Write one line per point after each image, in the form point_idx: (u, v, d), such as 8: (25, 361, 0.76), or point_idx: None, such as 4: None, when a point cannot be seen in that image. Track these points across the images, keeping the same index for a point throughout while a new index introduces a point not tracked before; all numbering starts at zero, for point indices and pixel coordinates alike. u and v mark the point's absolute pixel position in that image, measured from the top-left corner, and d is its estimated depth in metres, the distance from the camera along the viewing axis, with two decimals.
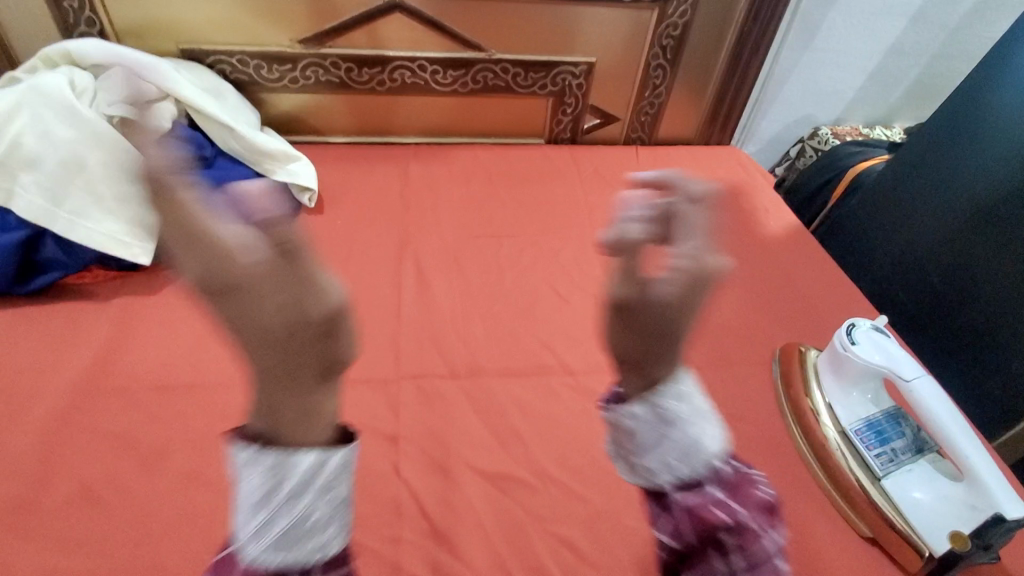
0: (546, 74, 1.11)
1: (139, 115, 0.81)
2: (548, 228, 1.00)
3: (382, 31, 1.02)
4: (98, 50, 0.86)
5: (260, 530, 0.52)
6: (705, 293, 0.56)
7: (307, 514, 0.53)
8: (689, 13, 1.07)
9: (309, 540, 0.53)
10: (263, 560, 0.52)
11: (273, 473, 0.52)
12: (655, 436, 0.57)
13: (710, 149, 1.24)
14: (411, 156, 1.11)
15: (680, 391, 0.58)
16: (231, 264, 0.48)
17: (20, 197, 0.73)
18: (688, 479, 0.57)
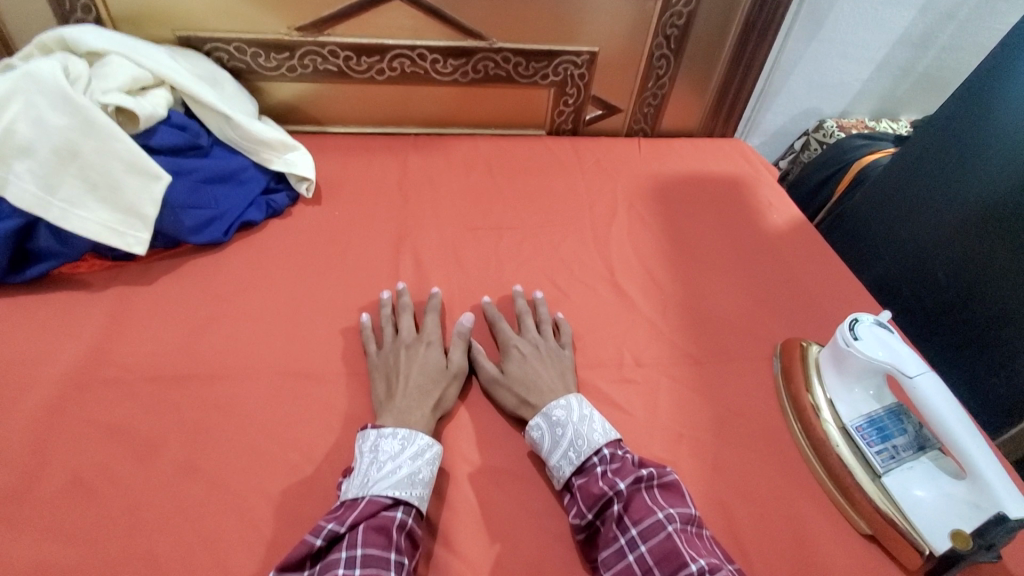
0: (548, 64, 1.10)
1: (134, 102, 0.79)
2: (548, 220, 0.99)
3: (381, 19, 1.01)
4: (92, 36, 0.84)
5: (383, 474, 0.60)
6: (555, 356, 0.75)
7: (421, 472, 0.61)
8: (694, 2, 1.05)
9: (418, 492, 0.60)
10: (382, 498, 0.58)
11: (404, 438, 0.63)
12: (551, 436, 0.65)
13: (714, 142, 1.22)
14: (411, 147, 1.10)
15: (566, 399, 0.68)
16: (402, 338, 0.75)
17: (13, 185, 0.72)
18: (583, 466, 0.63)
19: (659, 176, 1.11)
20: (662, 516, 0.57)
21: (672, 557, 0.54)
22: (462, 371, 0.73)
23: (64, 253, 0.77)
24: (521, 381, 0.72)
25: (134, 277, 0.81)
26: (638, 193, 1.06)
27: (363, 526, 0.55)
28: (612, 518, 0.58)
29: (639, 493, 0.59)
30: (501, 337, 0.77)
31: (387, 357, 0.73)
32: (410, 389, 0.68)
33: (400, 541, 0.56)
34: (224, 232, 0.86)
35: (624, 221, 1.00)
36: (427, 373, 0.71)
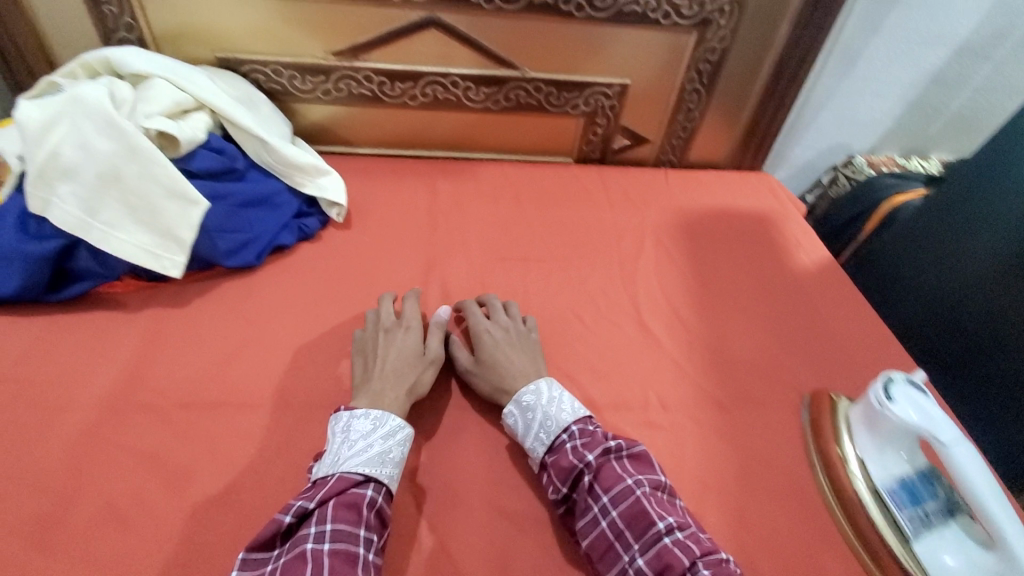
0: (579, 94, 1.10)
1: (175, 127, 0.81)
2: (575, 253, 0.99)
3: (417, 46, 1.02)
4: (136, 59, 0.86)
5: (354, 452, 0.61)
6: (526, 343, 0.78)
7: (392, 451, 0.63)
8: (729, 38, 1.05)
9: (388, 471, 0.61)
10: (352, 474, 0.59)
11: (376, 418, 0.64)
12: (523, 420, 0.69)
13: (742, 177, 1.22)
14: (440, 173, 1.11)
15: (536, 384, 0.71)
16: (379, 324, 0.77)
17: (58, 207, 0.73)
18: (553, 445, 0.67)
19: (686, 211, 1.11)
20: (631, 482, 0.61)
21: (641, 517, 0.59)
22: (437, 356, 0.76)
23: (101, 273, 0.79)
24: (495, 367, 0.74)
25: (165, 299, 0.82)
26: (665, 228, 1.06)
27: (332, 501, 0.56)
28: (584, 488, 0.62)
29: (609, 462, 0.63)
30: (473, 324, 0.80)
31: (366, 344, 0.75)
32: (386, 371, 0.70)
33: (369, 516, 0.57)
34: (257, 256, 0.87)
35: (651, 256, 1.00)
36: (404, 357, 0.73)
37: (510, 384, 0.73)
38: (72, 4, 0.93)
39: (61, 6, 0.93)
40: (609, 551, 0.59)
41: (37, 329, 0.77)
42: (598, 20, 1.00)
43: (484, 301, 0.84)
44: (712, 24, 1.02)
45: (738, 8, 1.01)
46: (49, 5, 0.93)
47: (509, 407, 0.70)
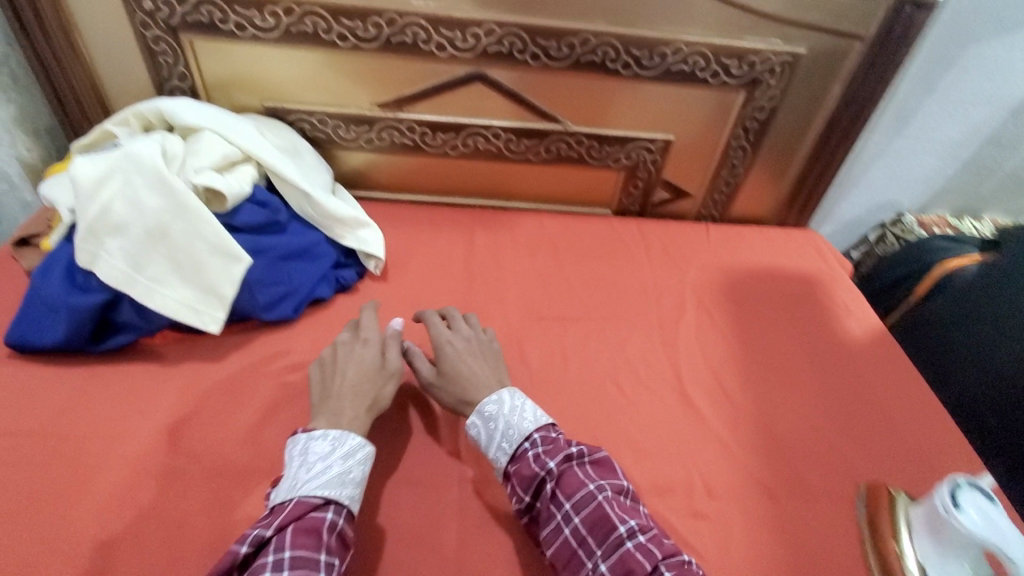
0: (621, 148, 1.08)
1: (223, 182, 0.81)
2: (614, 314, 0.96)
3: (461, 99, 1.02)
4: (189, 111, 0.87)
5: (312, 475, 0.60)
6: (487, 353, 0.78)
7: (352, 471, 0.62)
8: (778, 98, 1.03)
9: (348, 492, 0.61)
10: (311, 498, 0.58)
11: (335, 439, 0.63)
12: (486, 431, 0.69)
13: (787, 235, 1.19)
14: (478, 223, 1.10)
15: (498, 394, 0.71)
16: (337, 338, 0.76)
17: (106, 263, 0.74)
18: (516, 453, 0.66)
19: (729, 270, 1.08)
20: (593, 488, 0.61)
21: (602, 522, 0.59)
22: (396, 368, 0.74)
23: (142, 326, 0.79)
24: (459, 379, 0.73)
25: (202, 354, 0.81)
26: (708, 289, 1.03)
27: (291, 527, 0.55)
28: (547, 496, 0.62)
29: (571, 469, 0.63)
30: (434, 334, 0.79)
31: (326, 357, 0.74)
32: (345, 388, 0.69)
33: (330, 540, 0.56)
34: (294, 309, 0.86)
35: (693, 320, 0.97)
36: (364, 371, 0.72)
37: (473, 395, 0.72)
38: (130, 53, 0.95)
39: (119, 56, 0.95)
40: (573, 558, 0.59)
41: (76, 381, 0.77)
42: (645, 78, 0.99)
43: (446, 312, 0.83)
44: (762, 83, 1.00)
45: (789, 69, 0.99)
46: (106, 55, 0.95)
47: (473, 419, 0.70)
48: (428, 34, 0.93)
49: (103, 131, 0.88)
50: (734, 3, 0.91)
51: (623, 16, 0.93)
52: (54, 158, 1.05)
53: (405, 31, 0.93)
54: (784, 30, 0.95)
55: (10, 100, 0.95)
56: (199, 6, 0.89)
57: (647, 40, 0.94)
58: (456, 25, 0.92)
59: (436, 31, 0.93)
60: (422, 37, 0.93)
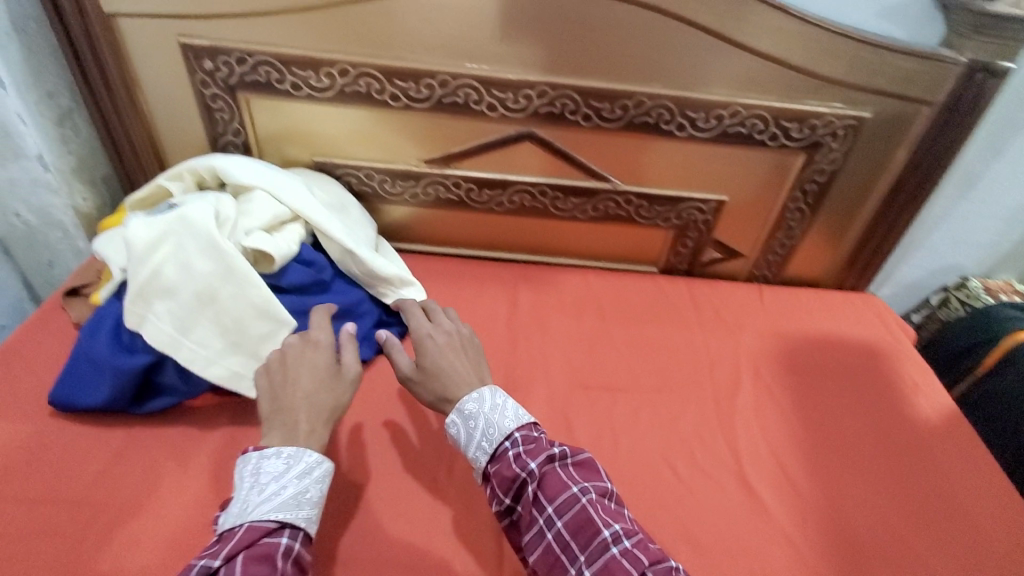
0: (671, 208, 1.05)
1: (271, 244, 0.80)
2: (665, 384, 0.91)
3: (509, 157, 1.00)
4: (242, 169, 0.87)
5: (265, 498, 0.59)
6: (466, 349, 0.77)
7: (308, 491, 0.62)
8: (840, 160, 0.99)
9: (304, 514, 0.60)
10: (265, 522, 0.58)
11: (289, 456, 0.63)
12: (465, 430, 0.69)
13: (845, 299, 1.13)
14: (521, 280, 1.07)
15: (477, 392, 0.71)
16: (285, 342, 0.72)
17: (155, 327, 0.73)
18: (496, 453, 0.66)
19: (786, 338, 1.02)
20: (576, 490, 0.61)
21: (586, 526, 0.59)
22: (352, 370, 0.71)
23: (184, 389, 0.77)
24: (438, 375, 0.73)
25: (242, 418, 0.80)
26: (764, 358, 0.97)
27: (242, 555, 0.54)
28: (529, 499, 0.62)
29: (553, 470, 0.63)
30: (415, 329, 0.78)
31: (272, 362, 0.70)
32: (298, 400, 0.66)
33: (288, 565, 0.56)
34: None
35: (749, 395, 0.91)
36: (317, 378, 0.68)
37: (455, 393, 0.72)
38: (189, 110, 0.97)
39: (177, 111, 0.97)
40: (556, 564, 0.59)
41: (116, 444, 0.75)
42: (701, 139, 0.96)
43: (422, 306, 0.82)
44: (823, 146, 0.97)
45: (853, 132, 0.95)
46: (165, 110, 0.97)
47: (454, 416, 0.70)
48: (479, 94, 0.92)
49: (159, 187, 0.88)
50: (797, 68, 0.89)
51: (679, 78, 0.90)
52: (108, 206, 1.07)
53: (457, 91, 0.92)
54: (846, 95, 0.92)
55: (71, 152, 0.98)
56: (257, 67, 0.90)
57: (704, 103, 0.92)
58: (509, 86, 0.91)
59: (487, 92, 0.92)
60: (473, 97, 0.93)
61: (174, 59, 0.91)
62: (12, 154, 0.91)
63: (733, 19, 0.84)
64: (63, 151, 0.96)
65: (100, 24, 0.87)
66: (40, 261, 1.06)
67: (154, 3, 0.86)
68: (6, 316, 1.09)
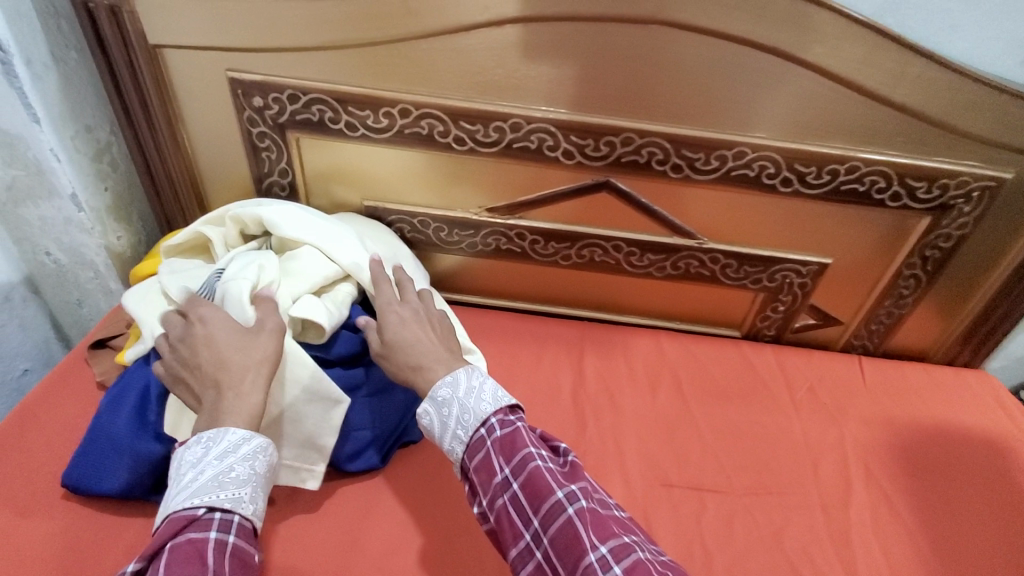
0: (764, 269, 0.92)
1: (322, 313, 0.70)
2: (761, 483, 0.77)
3: (584, 208, 0.89)
4: (280, 215, 0.78)
5: (183, 488, 0.55)
6: (432, 323, 0.72)
7: (233, 470, 0.57)
8: (970, 225, 0.85)
9: (229, 496, 0.55)
10: (184, 510, 0.54)
11: (208, 439, 0.57)
12: (439, 418, 0.62)
13: (958, 381, 0.98)
14: (587, 343, 0.95)
15: (452, 374, 0.64)
16: (173, 336, 0.64)
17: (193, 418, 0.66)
18: (471, 441, 0.60)
19: (895, 427, 0.88)
20: (561, 498, 0.54)
21: (573, 545, 0.52)
22: (261, 324, 0.65)
23: None
24: (402, 346, 0.67)
25: (279, 508, 0.70)
26: (873, 453, 0.84)
27: (162, 552, 0.51)
28: (514, 511, 0.56)
29: (535, 472, 0.56)
30: (380, 302, 0.72)
31: (175, 358, 0.64)
32: (213, 376, 0.60)
33: (216, 558, 0.52)
34: (381, 456, 0.75)
35: (863, 502, 0.77)
36: (219, 348, 0.62)
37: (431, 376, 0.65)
38: (234, 148, 0.88)
39: (221, 148, 0.89)
40: None
41: (136, 536, 0.66)
42: (808, 197, 0.83)
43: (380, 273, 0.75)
44: (952, 210, 0.83)
45: (989, 195, 0.81)
46: (209, 147, 0.89)
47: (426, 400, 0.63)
48: (555, 139, 0.82)
49: (199, 233, 0.79)
50: (932, 121, 0.76)
51: (788, 127, 0.78)
52: (143, 245, 0.99)
53: (530, 136, 0.82)
54: (987, 152, 0.78)
55: (108, 189, 0.90)
56: (310, 105, 0.82)
57: (817, 157, 0.79)
58: (590, 132, 0.81)
59: (565, 138, 0.81)
60: (548, 143, 0.82)
61: (221, 93, 0.83)
62: (45, 192, 0.84)
63: (861, 66, 0.73)
64: (99, 187, 0.88)
65: (145, 55, 0.79)
66: (69, 300, 0.99)
67: (204, 34, 0.78)
68: (32, 359, 1.01)
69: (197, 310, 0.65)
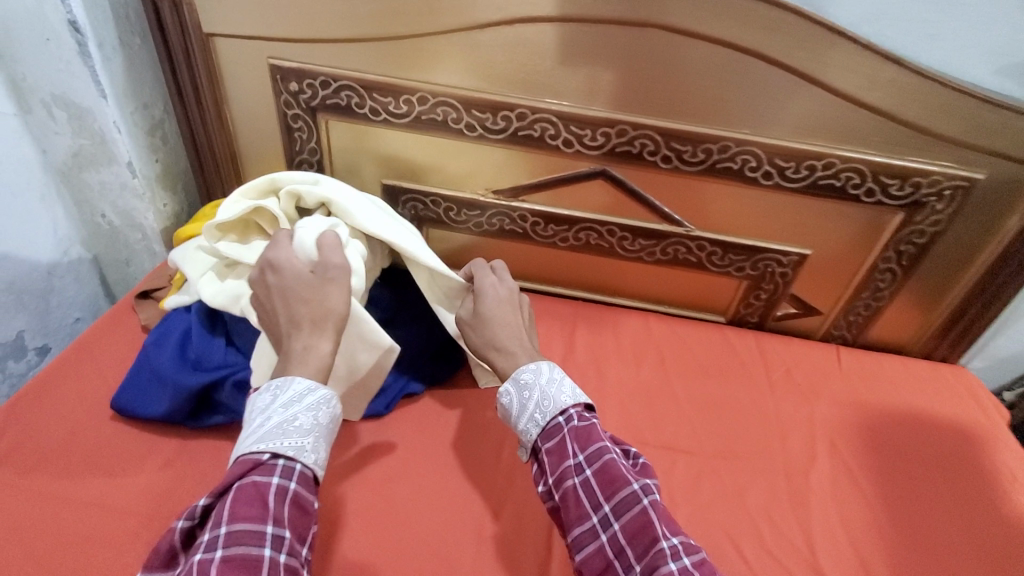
0: (746, 258, 0.99)
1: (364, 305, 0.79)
2: (730, 447, 0.84)
3: (580, 193, 0.97)
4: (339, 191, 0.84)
5: (253, 432, 0.61)
6: (518, 307, 0.82)
7: (297, 419, 0.61)
8: (943, 223, 0.90)
9: (292, 443, 0.60)
10: (252, 454, 0.59)
11: (278, 388, 0.63)
12: (519, 399, 0.70)
13: (933, 373, 1.03)
14: (580, 318, 1.03)
15: (536, 363, 0.72)
16: (256, 276, 0.72)
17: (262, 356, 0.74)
18: (547, 427, 0.68)
19: (864, 409, 0.94)
20: (636, 489, 0.60)
21: (644, 531, 0.58)
22: (332, 281, 0.70)
23: (237, 413, 0.77)
24: (495, 325, 0.78)
25: None
26: (839, 430, 0.90)
27: (231, 491, 0.56)
28: (587, 495, 0.61)
29: (611, 463, 0.62)
30: (480, 280, 0.82)
31: (258, 287, 0.71)
32: (290, 324, 0.67)
33: (277, 502, 0.56)
34: (385, 405, 0.84)
35: (824, 470, 0.83)
36: (295, 300, 0.68)
37: (513, 355, 0.75)
38: (270, 128, 0.99)
39: (259, 127, 1.00)
40: (609, 566, 0.59)
41: (170, 452, 0.76)
42: (788, 190, 0.90)
43: (481, 262, 0.86)
44: (925, 207, 0.89)
45: (962, 194, 0.87)
46: (248, 126, 1.00)
47: (512, 377, 0.72)
48: (556, 129, 0.90)
49: (254, 207, 0.80)
50: (905, 122, 0.82)
51: (770, 125, 0.85)
52: (185, 212, 1.11)
53: (534, 125, 0.90)
54: (959, 153, 0.84)
55: (158, 160, 1.01)
56: (339, 91, 0.92)
57: (796, 153, 0.86)
58: (588, 123, 0.89)
59: (565, 128, 0.90)
60: (550, 132, 0.91)
61: (263, 79, 0.93)
62: (106, 160, 0.96)
63: (838, 69, 0.79)
64: (150, 158, 1.00)
65: (199, 43, 0.90)
66: (119, 259, 1.11)
67: (252, 25, 0.88)
68: (82, 310, 1.14)
69: (277, 256, 0.71)
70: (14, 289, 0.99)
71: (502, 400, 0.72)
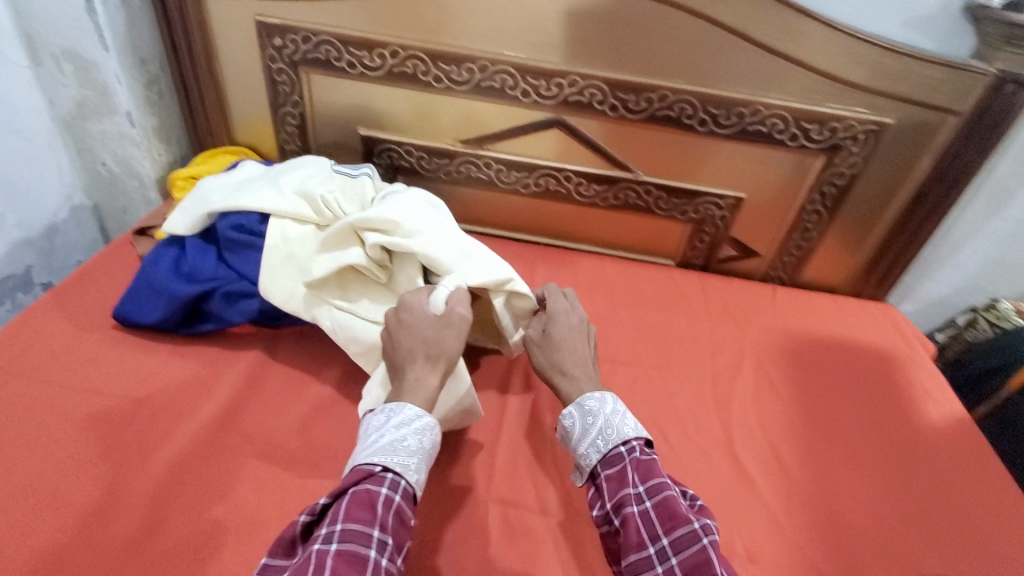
0: (689, 201, 1.09)
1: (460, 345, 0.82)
2: (667, 362, 0.94)
3: (538, 141, 1.08)
4: (433, 241, 0.84)
5: (369, 445, 0.64)
6: (586, 335, 0.83)
7: (406, 440, 0.64)
8: (860, 165, 1.01)
9: (399, 461, 0.62)
10: (366, 465, 0.61)
11: (392, 410, 0.67)
12: (581, 424, 0.71)
13: (861, 307, 1.14)
14: (540, 259, 1.13)
15: (600, 393, 0.73)
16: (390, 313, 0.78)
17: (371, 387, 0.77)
18: (608, 454, 0.67)
19: (793, 336, 1.04)
20: (697, 528, 0.58)
21: (703, 568, 0.55)
22: (451, 326, 0.74)
23: (226, 320, 0.88)
24: (563, 349, 0.79)
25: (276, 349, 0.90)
26: (768, 351, 1.00)
27: (347, 495, 0.58)
28: (645, 527, 0.59)
29: (672, 498, 0.61)
30: (552, 305, 0.84)
31: (388, 323, 0.76)
32: (409, 357, 0.72)
33: (383, 511, 0.57)
34: None
35: (749, 381, 0.93)
36: (419, 338, 0.73)
37: (577, 379, 0.76)
38: (258, 82, 1.09)
39: (247, 82, 1.10)
40: None
41: (164, 357, 0.86)
42: (721, 135, 1.01)
43: (553, 290, 0.88)
44: (843, 149, 0.99)
45: (874, 137, 0.97)
46: (238, 82, 1.10)
47: (577, 401, 0.73)
48: (515, 80, 1.00)
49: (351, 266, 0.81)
50: (819, 71, 0.92)
51: (703, 75, 0.96)
52: (179, 164, 1.21)
53: (494, 77, 1.01)
54: (869, 100, 0.94)
55: (154, 113, 1.11)
56: (319, 45, 1.02)
57: (726, 101, 0.97)
58: (541, 74, 0.99)
59: (522, 79, 1.00)
60: (509, 83, 1.01)
61: (251, 35, 1.03)
62: (107, 109, 1.05)
63: (758, 22, 0.90)
64: (147, 110, 1.09)
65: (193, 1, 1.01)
66: (117, 207, 1.20)
67: None
68: (82, 254, 1.23)
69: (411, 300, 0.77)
70: (23, 227, 1.09)
71: (565, 428, 0.72)
